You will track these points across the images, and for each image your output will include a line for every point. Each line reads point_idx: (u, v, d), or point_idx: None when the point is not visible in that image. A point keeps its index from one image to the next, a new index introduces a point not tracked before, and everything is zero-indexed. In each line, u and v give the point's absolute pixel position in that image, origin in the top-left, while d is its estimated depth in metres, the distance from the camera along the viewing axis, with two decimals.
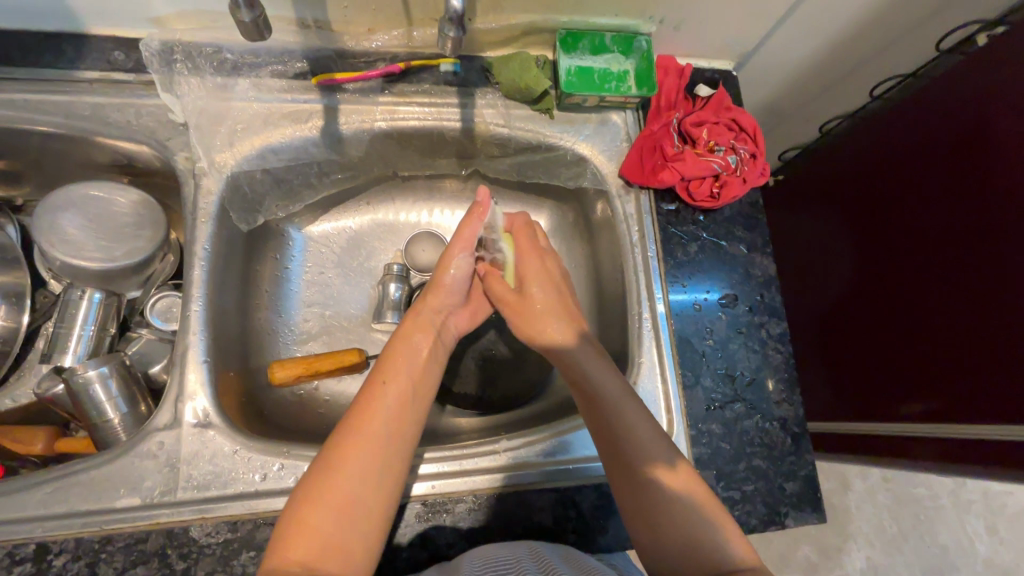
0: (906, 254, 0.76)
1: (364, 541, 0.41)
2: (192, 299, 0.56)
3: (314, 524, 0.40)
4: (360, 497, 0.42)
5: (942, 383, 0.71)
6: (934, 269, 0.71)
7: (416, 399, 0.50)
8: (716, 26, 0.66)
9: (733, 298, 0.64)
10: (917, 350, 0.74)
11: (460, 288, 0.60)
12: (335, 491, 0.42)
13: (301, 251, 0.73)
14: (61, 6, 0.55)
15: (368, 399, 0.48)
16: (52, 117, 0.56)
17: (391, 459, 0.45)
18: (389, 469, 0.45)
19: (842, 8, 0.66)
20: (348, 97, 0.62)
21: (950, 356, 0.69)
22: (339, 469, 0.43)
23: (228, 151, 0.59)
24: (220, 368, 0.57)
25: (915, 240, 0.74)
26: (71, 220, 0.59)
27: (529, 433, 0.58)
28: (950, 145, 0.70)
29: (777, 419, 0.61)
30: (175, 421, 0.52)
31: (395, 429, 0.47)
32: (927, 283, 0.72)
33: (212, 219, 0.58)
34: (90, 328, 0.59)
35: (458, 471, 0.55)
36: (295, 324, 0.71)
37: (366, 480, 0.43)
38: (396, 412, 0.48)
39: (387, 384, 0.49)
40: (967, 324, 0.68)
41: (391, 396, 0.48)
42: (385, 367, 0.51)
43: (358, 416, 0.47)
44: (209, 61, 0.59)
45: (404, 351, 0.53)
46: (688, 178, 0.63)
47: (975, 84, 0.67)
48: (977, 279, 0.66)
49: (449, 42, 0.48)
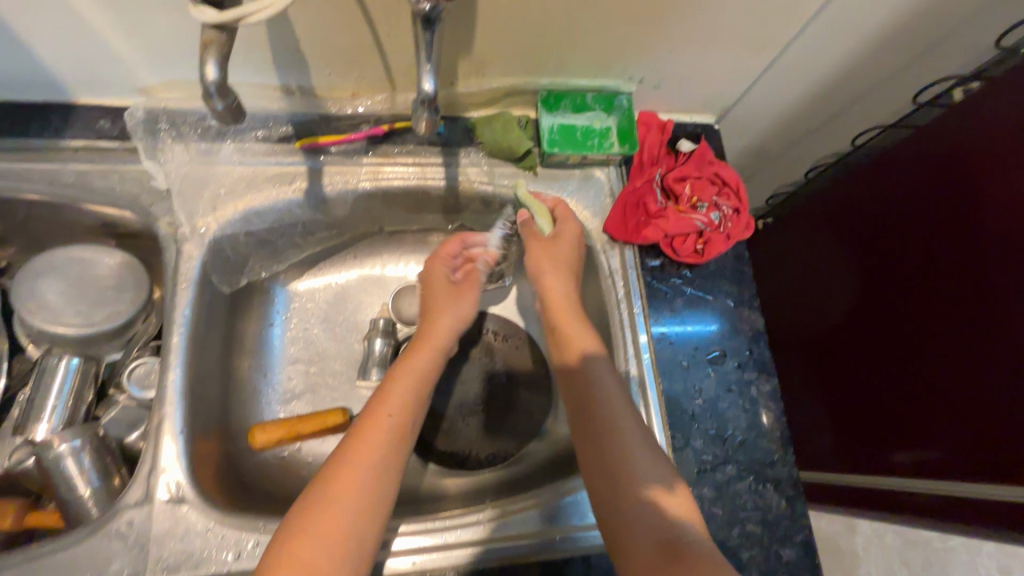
0: (902, 299, 0.74)
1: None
2: (169, 367, 0.55)
3: (304, 558, 0.40)
4: (355, 532, 0.43)
5: (942, 435, 0.68)
6: (933, 318, 0.69)
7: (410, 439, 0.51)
8: (696, 84, 0.67)
9: (721, 355, 0.63)
10: (917, 406, 0.71)
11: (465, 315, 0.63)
12: (330, 523, 0.42)
13: (285, 308, 0.72)
14: (49, 78, 0.55)
15: (365, 429, 0.49)
16: (37, 186, 0.57)
17: (384, 493, 0.46)
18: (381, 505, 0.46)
19: (817, 63, 0.67)
20: (332, 159, 0.62)
21: (960, 412, 0.66)
22: (312, 534, 0.41)
23: (210, 216, 0.59)
24: (198, 437, 0.56)
25: (912, 289, 0.73)
26: (52, 285, 0.59)
27: (510, 501, 0.56)
28: (936, 190, 0.70)
29: (771, 480, 0.59)
30: (146, 498, 0.50)
31: (391, 464, 0.48)
32: (926, 333, 0.70)
33: (192, 284, 0.58)
34: (65, 398, 0.57)
35: (433, 543, 0.53)
36: (278, 384, 0.69)
37: (337, 546, 0.42)
38: (393, 445, 0.49)
39: (390, 415, 0.50)
40: (967, 377, 0.65)
41: (388, 430, 0.49)
42: (385, 399, 0.52)
43: (351, 448, 0.47)
44: (194, 128, 0.60)
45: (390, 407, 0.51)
46: (672, 235, 0.63)
47: (958, 136, 0.68)
48: (971, 324, 0.65)
49: (424, 123, 0.47)
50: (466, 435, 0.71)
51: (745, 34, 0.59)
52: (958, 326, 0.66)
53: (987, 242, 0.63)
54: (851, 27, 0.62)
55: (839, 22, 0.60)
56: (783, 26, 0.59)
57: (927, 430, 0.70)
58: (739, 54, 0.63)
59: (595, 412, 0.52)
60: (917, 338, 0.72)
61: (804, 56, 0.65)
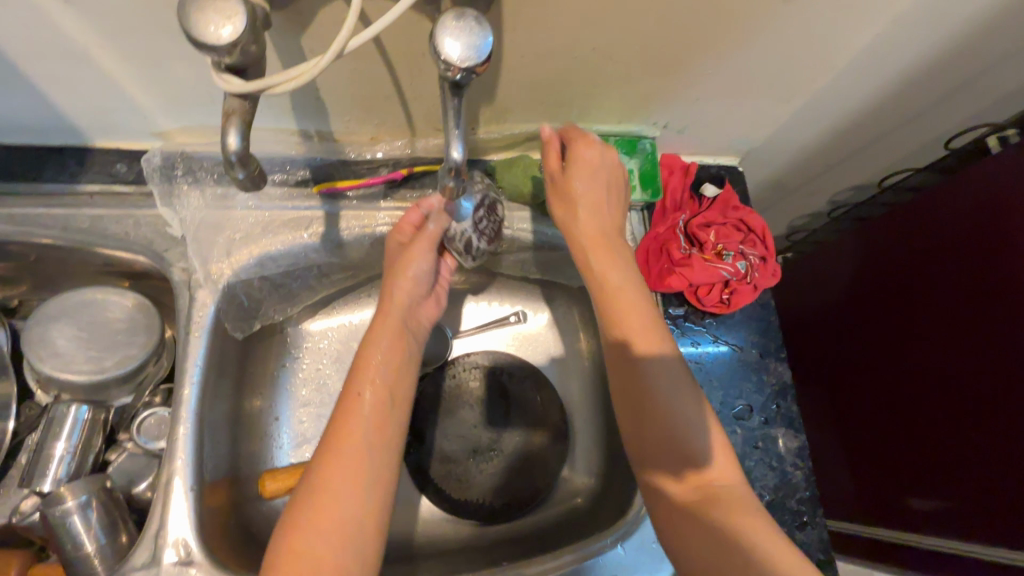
0: (929, 350, 0.75)
1: (359, 562, 0.41)
2: (179, 420, 0.53)
3: (303, 551, 0.40)
4: (351, 516, 0.42)
5: (970, 490, 0.71)
6: (954, 373, 0.72)
7: (393, 413, 0.48)
8: (721, 129, 0.65)
9: (748, 410, 0.61)
10: (943, 457, 0.74)
11: (427, 278, 0.57)
12: (323, 514, 0.41)
13: (297, 349, 0.71)
14: (66, 124, 0.55)
15: (346, 408, 0.47)
16: (50, 231, 0.56)
17: (375, 471, 0.44)
18: (373, 484, 0.44)
19: (844, 107, 0.66)
20: (349, 204, 0.61)
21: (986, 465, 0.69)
22: (304, 534, 0.40)
23: (225, 261, 0.58)
24: (208, 492, 0.54)
25: (929, 342, 0.76)
26: (63, 330, 0.58)
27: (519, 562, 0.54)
28: (963, 246, 0.70)
29: (800, 545, 0.56)
30: (153, 560, 0.49)
31: (376, 440, 0.46)
32: (953, 387, 0.72)
33: (205, 332, 0.56)
34: (73, 447, 0.56)
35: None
36: (289, 430, 0.68)
37: (333, 542, 0.41)
38: (374, 422, 0.47)
39: (362, 393, 0.48)
40: (994, 436, 0.67)
41: (366, 408, 0.47)
42: (356, 377, 0.49)
43: (335, 432, 0.46)
44: (211, 172, 0.59)
45: (361, 392, 0.48)
46: (696, 284, 0.61)
47: (986, 192, 0.67)
48: (997, 387, 0.66)
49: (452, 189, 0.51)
50: (480, 481, 0.68)
51: (773, 82, 0.58)
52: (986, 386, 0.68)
53: (997, 301, 0.66)
54: (882, 75, 0.60)
55: (871, 69, 0.58)
56: (813, 74, 0.57)
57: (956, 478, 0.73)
58: (766, 100, 0.61)
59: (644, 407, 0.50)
60: (945, 391, 0.74)
61: (832, 100, 0.64)
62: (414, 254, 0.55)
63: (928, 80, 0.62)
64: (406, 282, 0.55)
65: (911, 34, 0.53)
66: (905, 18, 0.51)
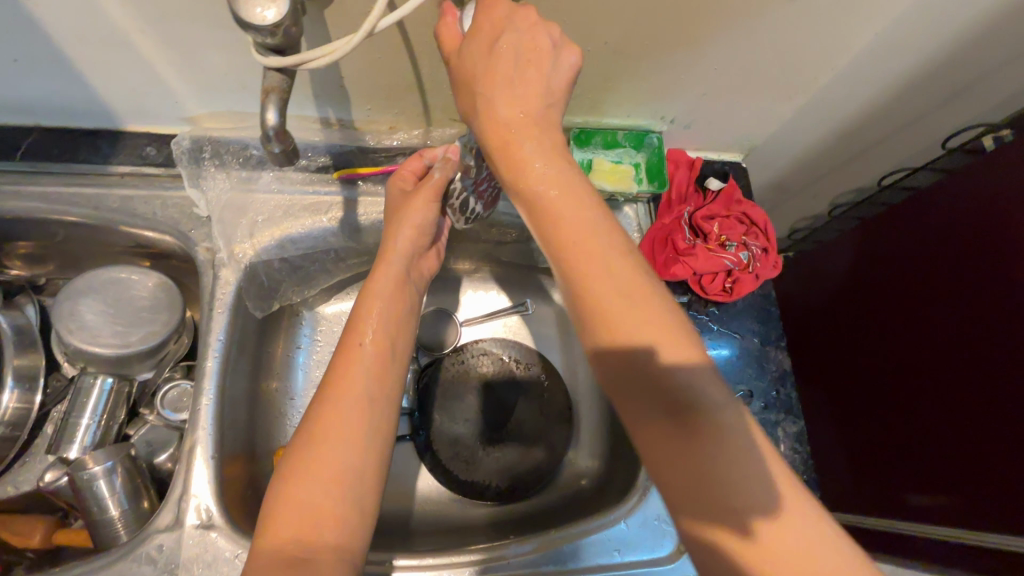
0: (926, 342, 0.77)
1: (358, 508, 0.43)
2: (203, 391, 0.56)
3: (305, 497, 0.42)
4: (351, 465, 0.44)
5: (965, 482, 0.72)
6: (949, 363, 0.74)
7: (391, 366, 0.50)
8: (726, 125, 0.68)
9: (748, 395, 0.63)
10: (939, 448, 0.76)
11: (427, 235, 0.57)
12: (326, 462, 0.43)
13: (312, 331, 0.74)
14: (101, 107, 0.58)
15: (348, 359, 0.49)
16: (82, 209, 0.59)
17: (375, 421, 0.46)
18: (374, 434, 0.46)
19: (845, 107, 0.68)
20: (365, 189, 0.63)
21: (978, 452, 0.71)
22: (306, 482, 0.42)
23: (248, 242, 0.61)
24: (228, 461, 0.56)
25: (926, 335, 0.77)
26: (91, 305, 0.60)
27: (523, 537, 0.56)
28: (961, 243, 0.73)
29: None
30: (176, 523, 0.51)
31: (376, 391, 0.48)
32: (949, 380, 0.74)
33: (227, 309, 0.59)
34: (98, 418, 0.58)
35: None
36: (302, 409, 0.70)
37: (332, 490, 0.42)
38: (374, 373, 0.48)
39: (363, 345, 0.49)
40: (992, 428, 0.69)
41: (367, 360, 0.49)
42: (357, 329, 0.50)
43: (337, 383, 0.47)
44: (236, 157, 0.62)
45: (363, 345, 0.49)
46: (700, 273, 0.64)
47: (982, 192, 0.70)
48: (995, 379, 0.68)
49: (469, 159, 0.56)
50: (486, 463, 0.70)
51: (777, 80, 0.60)
52: (983, 379, 0.70)
53: (994, 296, 0.68)
54: (882, 76, 0.62)
55: (871, 70, 0.61)
56: (815, 73, 0.60)
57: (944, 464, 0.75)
58: (769, 98, 0.64)
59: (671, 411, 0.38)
60: (941, 384, 0.75)
61: (834, 100, 0.66)
62: (415, 205, 0.55)
63: (927, 82, 0.65)
64: (407, 234, 0.55)
65: (909, 36, 0.56)
66: (903, 20, 0.53)
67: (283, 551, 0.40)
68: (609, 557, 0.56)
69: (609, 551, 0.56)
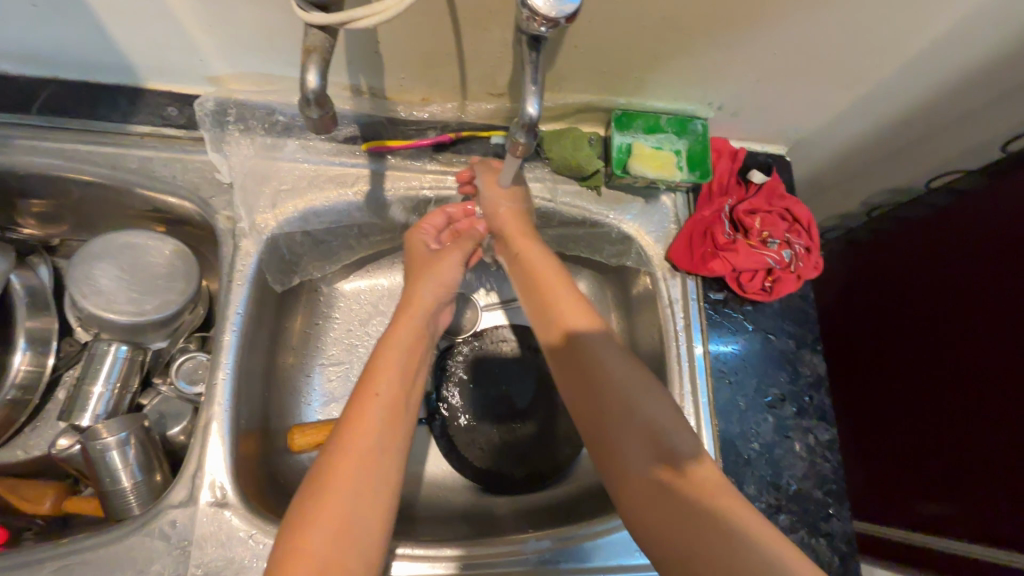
0: (959, 355, 0.76)
1: (363, 556, 0.40)
2: (219, 366, 0.54)
3: (310, 532, 0.39)
4: (378, 484, 0.43)
5: (983, 499, 0.71)
6: (980, 374, 0.73)
7: (407, 403, 0.48)
8: (776, 115, 0.64)
9: (780, 399, 0.61)
10: (961, 463, 0.75)
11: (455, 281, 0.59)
12: (354, 473, 0.42)
13: (330, 308, 0.72)
14: (121, 61, 0.54)
15: (359, 405, 0.46)
16: (99, 169, 0.56)
17: (381, 474, 0.43)
18: (382, 482, 0.43)
19: (905, 105, 0.64)
20: (395, 163, 0.61)
21: (997, 466, 0.70)
22: (335, 485, 0.41)
23: (270, 213, 0.58)
24: (244, 437, 0.55)
25: (961, 345, 0.76)
26: (106, 270, 0.58)
27: (535, 534, 0.55)
28: (1006, 254, 0.71)
29: (824, 535, 0.57)
30: (190, 499, 0.50)
31: (386, 440, 0.45)
32: (980, 394, 0.73)
33: (247, 282, 0.57)
34: (112, 386, 0.56)
35: (430, 570, 0.52)
36: (319, 387, 0.69)
37: (361, 497, 0.41)
38: (384, 422, 0.46)
39: (377, 390, 0.47)
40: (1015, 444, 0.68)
41: (379, 408, 0.46)
42: (379, 363, 0.49)
43: (349, 432, 0.45)
44: (261, 122, 0.59)
45: (391, 371, 0.49)
46: (739, 270, 0.61)
47: None
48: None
49: (516, 148, 0.44)
50: (491, 445, 0.70)
51: (838, 69, 0.56)
52: (1012, 394, 0.69)
53: None
54: (952, 73, 0.58)
55: (941, 66, 0.57)
56: (880, 63, 0.56)
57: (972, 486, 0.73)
58: (827, 88, 0.60)
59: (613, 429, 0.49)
60: (970, 397, 0.74)
61: (894, 97, 0.62)
62: (448, 259, 0.59)
63: (999, 83, 0.60)
64: (433, 287, 0.57)
65: (992, 29, 0.52)
66: (988, 10, 0.49)
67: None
68: (629, 557, 0.54)
69: (629, 551, 0.54)
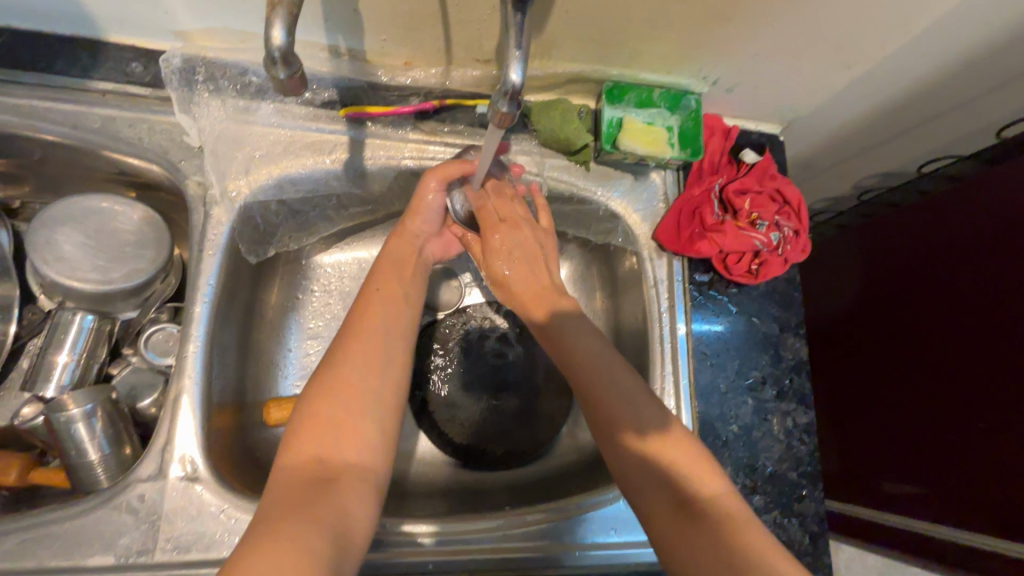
0: (931, 332, 0.78)
1: (380, 429, 0.44)
2: (190, 338, 0.52)
3: (326, 423, 0.42)
4: (391, 369, 0.47)
5: (949, 474, 0.74)
6: (952, 354, 0.75)
7: (405, 300, 0.53)
8: (771, 91, 0.62)
9: (761, 382, 0.61)
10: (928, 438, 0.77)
11: (437, 217, 0.60)
12: (363, 357, 0.46)
13: (308, 280, 0.71)
14: (78, 10, 0.51)
15: (365, 305, 0.50)
16: (58, 128, 0.53)
17: (392, 358, 0.47)
18: (392, 363, 0.47)
19: (905, 86, 0.62)
20: (377, 132, 0.59)
21: (964, 444, 0.73)
22: (351, 361, 0.45)
23: (243, 179, 0.56)
24: (216, 411, 0.54)
25: (934, 325, 0.77)
26: (69, 236, 0.55)
27: (517, 510, 0.55)
28: (981, 238, 0.72)
29: (797, 515, 0.58)
30: (159, 474, 0.49)
31: (391, 328, 0.49)
32: (948, 371, 0.75)
33: (219, 251, 0.54)
34: (77, 355, 0.54)
35: (405, 548, 0.51)
36: (296, 359, 0.68)
37: (370, 371, 0.45)
38: (390, 315, 0.50)
39: (380, 290, 0.52)
40: (982, 422, 0.71)
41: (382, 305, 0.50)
42: (377, 277, 0.54)
43: (352, 331, 0.48)
44: (233, 83, 0.56)
45: (391, 279, 0.53)
46: (726, 251, 0.60)
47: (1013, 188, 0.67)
48: (993, 372, 0.69)
49: (496, 115, 0.41)
50: (468, 421, 0.69)
51: (837, 45, 0.54)
52: (978, 373, 0.71)
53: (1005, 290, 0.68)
54: (957, 54, 0.56)
55: (943, 47, 0.55)
56: (884, 40, 0.54)
57: (936, 464, 0.76)
58: (825, 65, 0.57)
59: (596, 396, 0.49)
60: (940, 372, 0.76)
61: (893, 77, 0.60)
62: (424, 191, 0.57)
63: (1000, 66, 0.58)
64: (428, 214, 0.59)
65: (998, 10, 0.49)
66: None
67: (308, 472, 0.39)
68: (605, 535, 0.55)
69: (604, 530, 0.55)
